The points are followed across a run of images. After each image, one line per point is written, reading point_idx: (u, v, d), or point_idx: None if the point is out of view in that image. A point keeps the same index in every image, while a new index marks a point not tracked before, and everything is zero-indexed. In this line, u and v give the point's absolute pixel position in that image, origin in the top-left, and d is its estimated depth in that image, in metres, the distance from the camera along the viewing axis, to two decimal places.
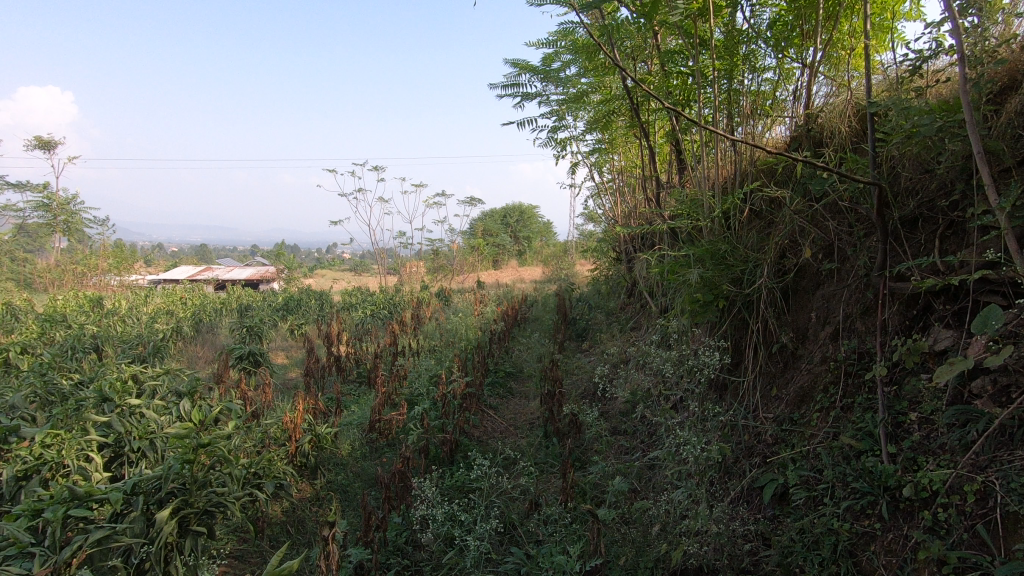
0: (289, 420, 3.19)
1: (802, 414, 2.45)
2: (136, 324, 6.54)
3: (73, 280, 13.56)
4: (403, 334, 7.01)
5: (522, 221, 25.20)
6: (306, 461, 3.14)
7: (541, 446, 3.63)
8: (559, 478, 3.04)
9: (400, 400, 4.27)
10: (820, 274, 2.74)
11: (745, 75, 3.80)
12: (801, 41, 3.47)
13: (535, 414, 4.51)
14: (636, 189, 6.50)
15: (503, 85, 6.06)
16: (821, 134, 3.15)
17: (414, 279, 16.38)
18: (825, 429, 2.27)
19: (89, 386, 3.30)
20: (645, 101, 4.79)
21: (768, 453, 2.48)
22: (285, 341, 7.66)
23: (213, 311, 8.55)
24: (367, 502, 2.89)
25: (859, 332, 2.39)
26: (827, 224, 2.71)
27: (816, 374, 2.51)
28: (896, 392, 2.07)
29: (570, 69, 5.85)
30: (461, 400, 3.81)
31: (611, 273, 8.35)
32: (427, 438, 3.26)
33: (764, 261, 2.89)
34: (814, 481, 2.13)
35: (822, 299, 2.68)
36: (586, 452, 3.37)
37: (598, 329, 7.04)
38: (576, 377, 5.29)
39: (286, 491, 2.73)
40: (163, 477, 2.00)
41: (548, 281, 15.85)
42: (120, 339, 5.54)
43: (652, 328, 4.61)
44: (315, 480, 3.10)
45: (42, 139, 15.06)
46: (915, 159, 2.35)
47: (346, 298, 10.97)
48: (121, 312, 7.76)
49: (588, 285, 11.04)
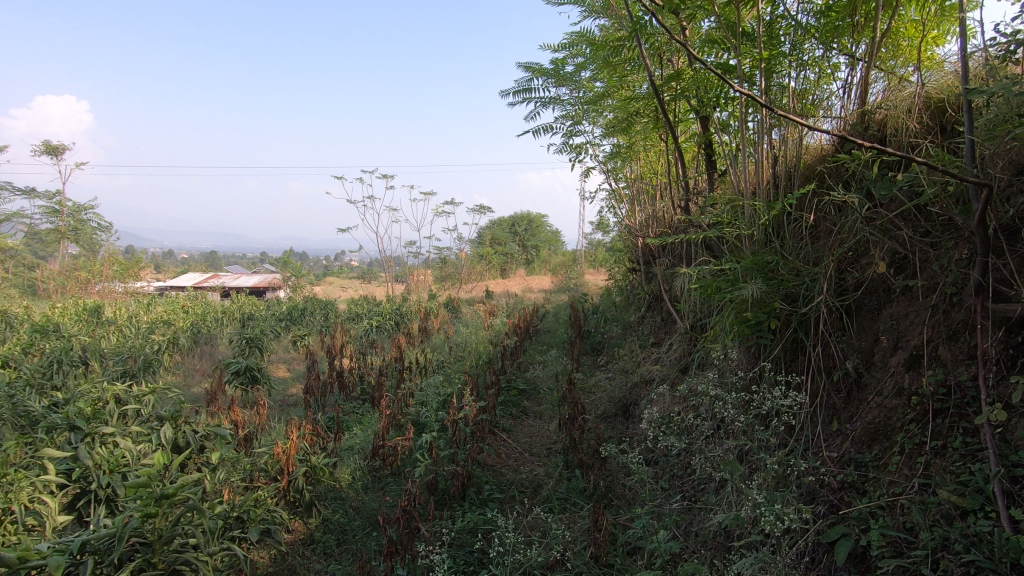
0: (283, 449, 2.85)
1: (877, 456, 2.09)
2: (131, 336, 6.25)
3: (76, 288, 13.36)
4: (410, 347, 6.70)
5: (531, 231, 24.91)
6: (300, 498, 2.81)
7: (562, 480, 3.28)
8: (586, 521, 2.69)
9: (407, 423, 3.94)
10: (890, 291, 2.38)
11: (785, 73, 3.50)
12: (850, 33, 3.17)
13: (553, 439, 4.16)
14: (656, 196, 6.17)
15: (515, 90, 5.75)
16: (879, 134, 2.85)
17: (421, 289, 16.09)
18: (911, 478, 1.92)
19: (62, 408, 2.98)
20: (670, 103, 4.49)
21: (836, 501, 2.12)
22: (287, 353, 7.37)
23: (214, 321, 8.28)
24: (371, 548, 2.57)
25: (945, 362, 2.03)
26: (898, 235, 2.36)
27: (890, 409, 2.16)
28: (1007, 437, 1.72)
29: (586, 72, 5.54)
30: (474, 425, 3.48)
31: (627, 284, 8.03)
32: (437, 471, 2.94)
33: (821, 275, 2.54)
34: (904, 544, 1.78)
35: (893, 320, 2.32)
36: (613, 488, 3.03)
37: (615, 344, 6.71)
38: (595, 397, 4.96)
39: (276, 537, 2.40)
40: (117, 535, 1.68)
41: (558, 291, 15.55)
42: (110, 352, 5.24)
43: (679, 347, 4.28)
44: (312, 519, 2.78)
45: (49, 145, 14.96)
46: (1015, 158, 2.01)
47: (352, 307, 10.67)
48: (118, 322, 7.49)
49: (600, 296, 10.73)
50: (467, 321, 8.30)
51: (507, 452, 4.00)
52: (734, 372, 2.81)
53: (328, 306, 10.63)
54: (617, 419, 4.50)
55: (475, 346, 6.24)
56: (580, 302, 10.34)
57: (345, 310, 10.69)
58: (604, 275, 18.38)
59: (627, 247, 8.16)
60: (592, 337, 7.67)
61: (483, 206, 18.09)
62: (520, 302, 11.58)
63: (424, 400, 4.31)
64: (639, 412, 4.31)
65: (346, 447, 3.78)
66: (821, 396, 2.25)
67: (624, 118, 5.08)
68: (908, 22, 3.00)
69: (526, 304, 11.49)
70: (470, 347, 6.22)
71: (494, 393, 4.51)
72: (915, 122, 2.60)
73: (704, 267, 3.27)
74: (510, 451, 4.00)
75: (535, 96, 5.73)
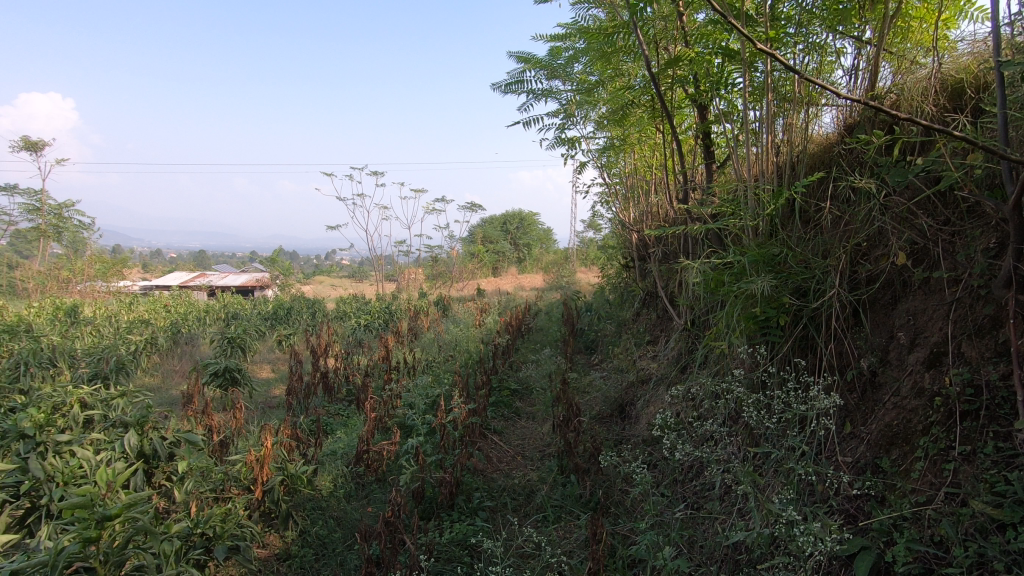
0: (256, 457, 2.63)
1: (896, 461, 1.95)
2: (107, 336, 6.01)
3: (56, 287, 13.01)
4: (399, 347, 6.52)
5: (523, 229, 24.75)
6: (275, 510, 2.62)
7: (557, 486, 3.11)
8: (582, 531, 2.54)
9: (394, 427, 3.76)
10: (907, 283, 2.23)
11: (788, 58, 3.34)
12: (857, 16, 3.02)
13: (547, 441, 3.99)
14: (651, 190, 6.02)
15: (507, 81, 5.57)
16: (890, 120, 2.70)
17: (411, 287, 15.86)
18: (936, 486, 1.77)
19: (19, 415, 2.78)
20: (667, 93, 4.33)
21: (852, 510, 1.98)
22: (272, 353, 7.15)
23: (197, 320, 8.03)
24: (352, 564, 2.39)
25: (971, 360, 1.88)
26: (915, 224, 2.22)
27: (909, 410, 2.01)
28: None
29: (580, 62, 5.37)
30: (464, 429, 3.31)
31: (621, 281, 7.89)
32: (424, 476, 2.76)
33: (832, 268, 2.39)
34: (932, 561, 1.63)
35: (910, 315, 2.17)
36: (611, 494, 2.87)
37: (609, 342, 6.57)
38: (590, 397, 4.81)
39: (245, 555, 2.22)
40: (51, 563, 1.61)
41: (550, 289, 15.41)
42: (83, 355, 5.01)
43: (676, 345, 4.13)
44: (288, 532, 2.60)
45: (28, 141, 14.56)
46: None
47: (340, 306, 10.44)
48: (96, 322, 7.23)
49: (593, 294, 10.59)
50: (458, 320, 8.11)
51: (499, 455, 3.83)
52: (738, 371, 2.65)
53: (316, 305, 10.40)
54: (613, 420, 4.33)
55: (466, 344, 6.06)
56: (573, 299, 10.17)
57: (334, 309, 10.45)
58: (597, 273, 18.24)
59: (621, 243, 8.01)
60: (586, 335, 7.51)
61: (474, 203, 17.89)
62: (512, 300, 11.40)
63: (412, 402, 4.13)
64: (635, 414, 4.15)
65: (329, 453, 3.59)
66: (835, 396, 2.11)
67: (618, 108, 4.92)
68: (918, 3, 2.86)
69: (518, 302, 11.30)
70: (461, 346, 6.03)
71: (485, 393, 4.34)
72: (930, 105, 2.45)
73: (705, 262, 3.12)
74: (502, 455, 3.83)
75: (527, 88, 5.55)
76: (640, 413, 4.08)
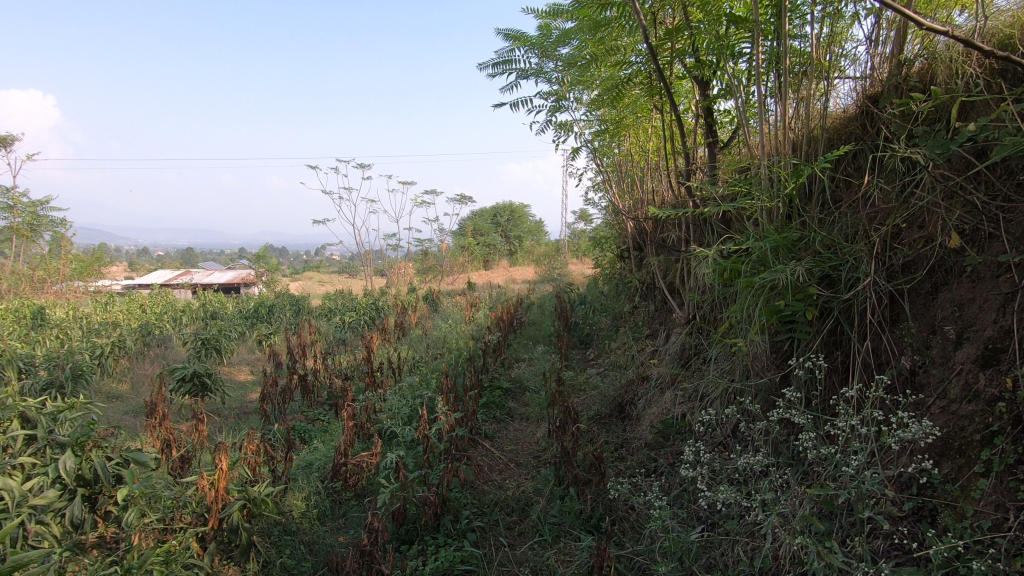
0: (210, 481, 2.26)
1: (958, 480, 1.68)
2: (72, 339, 5.64)
3: (30, 288, 12.52)
4: (385, 345, 6.20)
5: (514, 220, 24.41)
6: (232, 541, 2.27)
7: (555, 500, 2.83)
8: (584, 556, 2.27)
9: (375, 435, 3.46)
10: (951, 269, 1.95)
11: (802, 25, 3.06)
12: None
13: (542, 446, 3.70)
14: (647, 176, 5.72)
15: (494, 60, 5.22)
16: (923, 84, 2.42)
17: (401, 282, 15.50)
18: (1010, 511, 1.52)
19: None
20: (667, 69, 4.02)
21: (903, 535, 1.73)
22: (251, 354, 6.81)
23: (173, 320, 7.66)
24: None
25: None
26: (962, 200, 1.92)
27: (966, 418, 1.73)
28: None
29: (571, 39, 5.04)
30: (452, 439, 3.02)
31: (616, 272, 7.62)
32: (405, 495, 2.45)
33: (863, 254, 2.10)
34: None
35: (956, 305, 1.89)
36: (613, 509, 2.61)
37: (605, 336, 6.30)
38: (587, 396, 4.54)
39: None
40: None
41: (542, 281, 15.14)
42: (40, 361, 4.66)
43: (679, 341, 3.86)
44: (250, 565, 2.26)
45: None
46: None
47: (325, 303, 10.08)
48: (64, 324, 6.83)
49: (586, 285, 10.32)
50: (447, 315, 7.79)
51: (491, 463, 3.54)
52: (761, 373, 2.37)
53: (301, 302, 10.04)
54: (612, 421, 4.05)
55: (455, 341, 5.75)
56: (566, 291, 9.88)
57: (319, 306, 10.09)
58: (589, 265, 17.96)
59: (615, 233, 7.71)
60: (580, 329, 7.22)
61: (463, 195, 17.51)
62: (504, 294, 11.09)
63: (396, 407, 3.82)
64: (636, 414, 3.88)
65: (304, 466, 3.29)
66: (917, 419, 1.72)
67: (613, 88, 4.60)
68: None
69: (510, 296, 11.02)
70: (450, 343, 5.72)
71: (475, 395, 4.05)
72: (975, 65, 2.16)
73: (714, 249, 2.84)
74: (494, 462, 3.55)
75: (516, 67, 5.22)
76: (641, 413, 3.80)
